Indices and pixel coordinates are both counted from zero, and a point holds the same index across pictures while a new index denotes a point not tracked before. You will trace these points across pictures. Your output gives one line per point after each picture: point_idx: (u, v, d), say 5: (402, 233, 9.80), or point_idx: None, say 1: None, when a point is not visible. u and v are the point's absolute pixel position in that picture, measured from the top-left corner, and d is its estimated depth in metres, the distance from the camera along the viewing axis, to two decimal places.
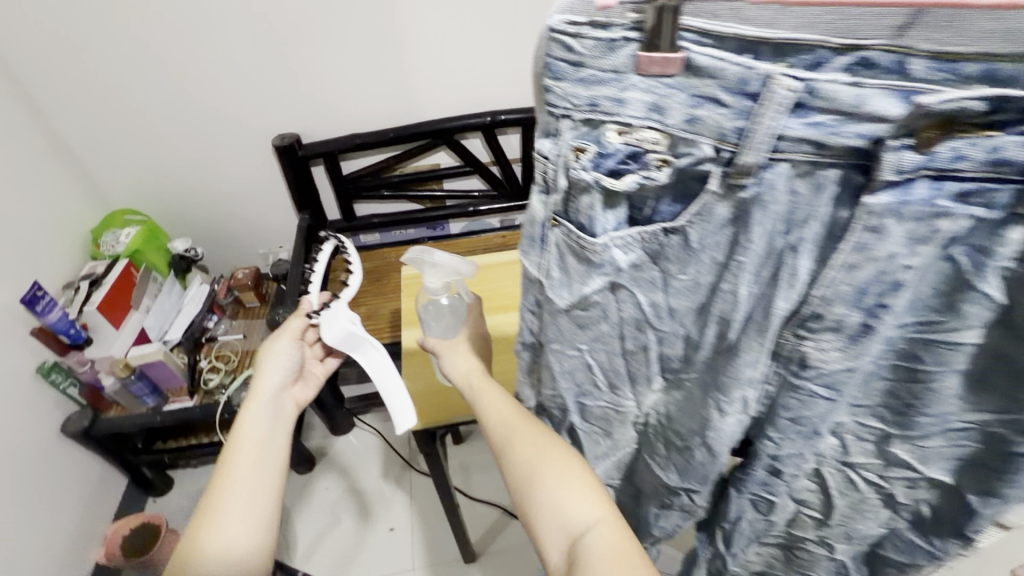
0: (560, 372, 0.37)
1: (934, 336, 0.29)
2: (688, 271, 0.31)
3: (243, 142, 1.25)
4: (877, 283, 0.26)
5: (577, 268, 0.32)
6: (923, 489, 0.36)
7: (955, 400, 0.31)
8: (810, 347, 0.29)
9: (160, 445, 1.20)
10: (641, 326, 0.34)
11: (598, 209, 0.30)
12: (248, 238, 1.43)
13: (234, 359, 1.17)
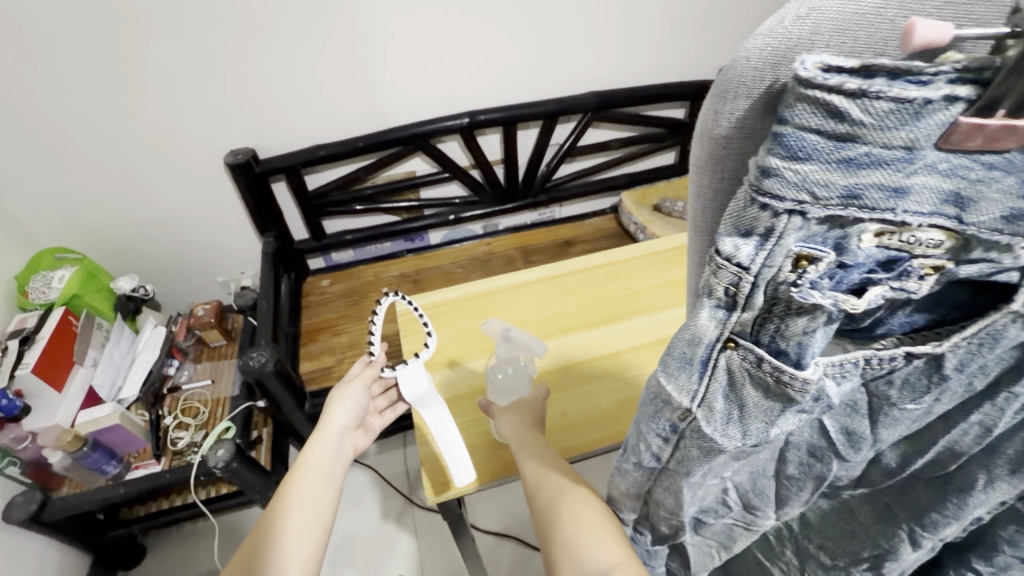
0: (686, 501, 0.30)
1: None
2: (926, 402, 0.23)
3: (191, 156, 1.09)
4: None
5: (762, 406, 0.22)
6: None
7: None
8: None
9: (127, 514, 1.06)
10: (819, 454, 0.27)
11: (818, 328, 0.19)
12: (203, 265, 1.29)
13: (204, 412, 1.04)
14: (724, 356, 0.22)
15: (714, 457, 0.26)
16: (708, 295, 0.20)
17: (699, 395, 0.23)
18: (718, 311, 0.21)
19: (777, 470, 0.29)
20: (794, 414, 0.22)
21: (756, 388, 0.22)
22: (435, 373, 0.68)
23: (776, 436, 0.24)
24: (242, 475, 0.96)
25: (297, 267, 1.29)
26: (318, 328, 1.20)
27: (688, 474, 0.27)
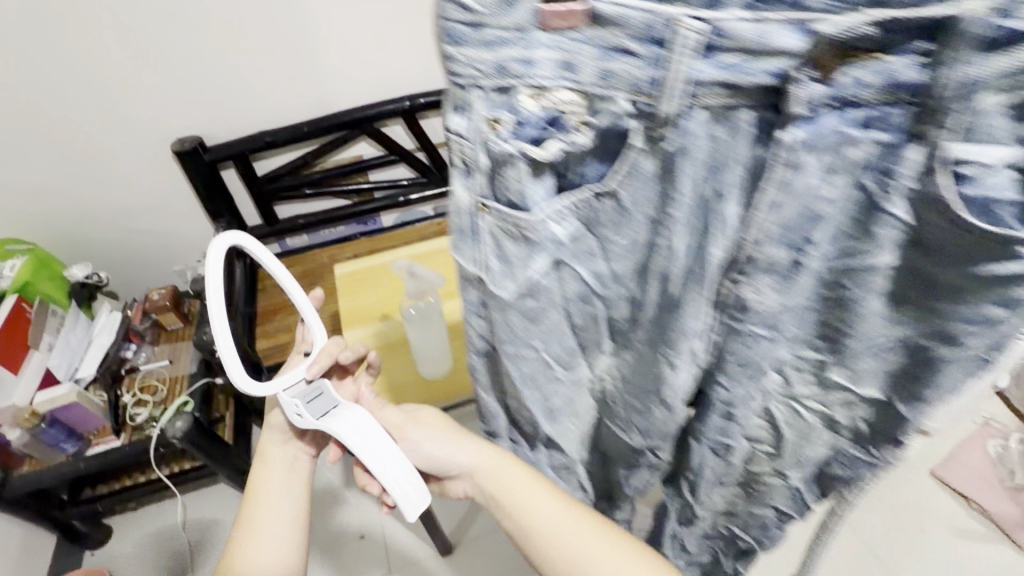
0: (518, 379, 0.35)
1: (849, 263, 0.27)
2: (625, 231, 0.30)
3: (137, 146, 1.13)
4: (799, 220, 0.26)
5: (514, 252, 0.29)
6: (858, 406, 0.34)
7: (878, 318, 0.29)
8: (745, 290, 0.30)
9: (88, 493, 1.10)
10: (588, 299, 0.33)
11: (527, 179, 0.27)
12: (159, 256, 1.30)
13: (162, 389, 1.08)
14: (482, 218, 0.29)
15: (510, 314, 0.32)
16: (463, 171, 0.28)
17: (478, 260, 0.30)
18: (469, 183, 0.28)
19: (575, 331, 0.34)
20: (537, 255, 0.29)
21: (506, 239, 0.28)
22: (363, 327, 0.75)
23: (538, 285, 0.30)
24: (200, 446, 1.01)
25: None
26: (275, 308, 1.25)
27: (502, 338, 0.33)
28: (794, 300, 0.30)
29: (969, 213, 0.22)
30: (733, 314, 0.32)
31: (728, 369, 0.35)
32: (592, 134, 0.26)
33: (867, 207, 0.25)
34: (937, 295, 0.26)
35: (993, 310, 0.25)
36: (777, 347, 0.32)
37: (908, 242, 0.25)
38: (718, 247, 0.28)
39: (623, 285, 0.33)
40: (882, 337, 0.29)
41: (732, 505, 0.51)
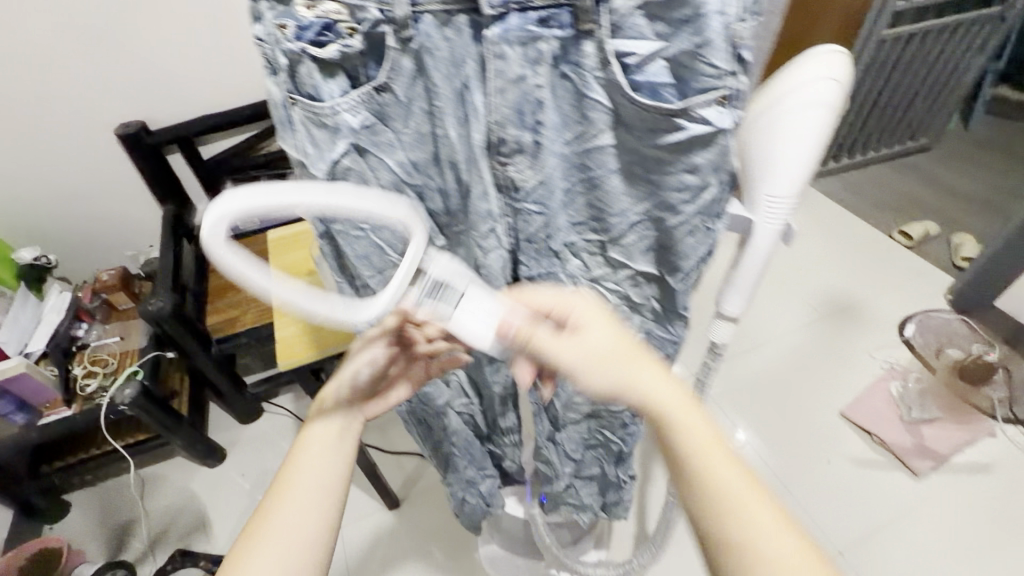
0: (352, 248, 0.48)
1: (586, 146, 0.41)
2: (410, 122, 0.41)
3: (81, 132, 1.16)
4: (527, 104, 0.38)
5: (321, 137, 0.40)
6: (643, 283, 0.51)
7: (622, 195, 0.44)
8: (509, 170, 0.41)
9: (46, 467, 1.13)
10: (399, 184, 0.44)
11: (319, 77, 0.37)
12: (110, 240, 1.34)
13: (113, 362, 1.12)
14: (293, 109, 0.39)
15: (335, 192, 0.43)
16: (273, 71, 0.39)
17: (298, 145, 0.41)
18: (277, 80, 0.39)
19: (402, 212, 0.46)
20: (337, 139, 0.40)
21: (313, 126, 0.39)
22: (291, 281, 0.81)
23: (346, 165, 0.41)
24: (151, 414, 1.06)
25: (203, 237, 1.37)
26: (225, 287, 1.29)
27: (330, 211, 0.45)
28: (550, 176, 0.42)
29: (645, 95, 0.36)
30: (512, 195, 0.44)
31: (524, 246, 0.48)
32: (360, 39, 0.36)
33: (577, 93, 0.38)
34: (640, 166, 0.41)
35: (688, 177, 0.41)
36: (556, 222, 0.46)
37: (613, 122, 0.39)
38: (478, 133, 0.40)
39: (423, 171, 0.44)
40: (630, 210, 0.44)
41: (596, 407, 0.66)
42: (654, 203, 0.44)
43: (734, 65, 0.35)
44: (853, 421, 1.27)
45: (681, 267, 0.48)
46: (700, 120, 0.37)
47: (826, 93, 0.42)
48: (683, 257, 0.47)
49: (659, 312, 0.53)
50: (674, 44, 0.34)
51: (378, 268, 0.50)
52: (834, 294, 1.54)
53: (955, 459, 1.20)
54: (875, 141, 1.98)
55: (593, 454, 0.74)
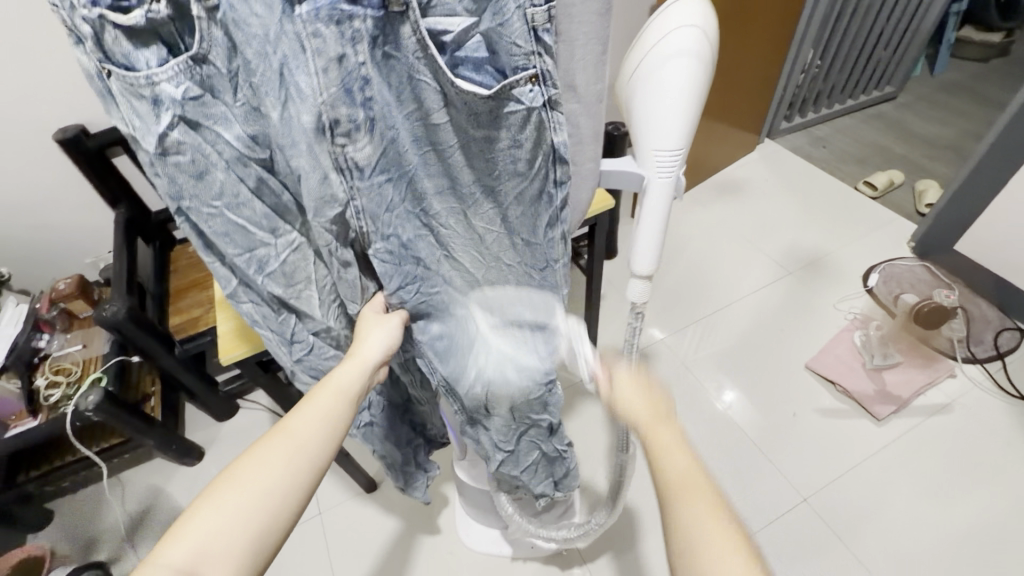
0: (213, 230, 0.47)
1: (424, 122, 0.45)
2: (239, 94, 0.41)
3: (18, 139, 1.13)
4: (352, 82, 0.38)
5: (143, 109, 0.39)
6: (504, 241, 0.56)
7: (467, 164, 0.49)
8: (349, 150, 0.41)
9: (22, 477, 1.13)
10: (242, 160, 0.44)
11: (130, 45, 0.37)
12: (64, 248, 1.32)
13: (76, 370, 1.13)
14: (110, 81, 0.38)
15: (165, 167, 0.42)
16: (78, 40, 0.37)
17: (125, 120, 0.40)
18: (86, 49, 0.37)
19: (254, 189, 0.46)
20: (160, 112, 0.39)
21: (132, 97, 0.38)
22: None
23: (177, 139, 0.41)
24: (121, 419, 1.06)
25: (162, 237, 1.35)
26: (187, 286, 1.29)
27: (177, 195, 0.44)
28: (394, 144, 0.44)
29: (469, 69, 0.41)
30: (357, 176, 0.43)
31: (381, 221, 0.47)
32: (167, 5, 0.36)
33: (406, 73, 0.41)
34: (476, 141, 0.46)
35: (514, 146, 0.46)
36: (421, 188, 0.50)
37: (443, 101, 0.43)
38: (308, 115, 0.38)
39: (263, 148, 0.44)
40: (474, 179, 0.50)
41: (513, 393, 0.67)
42: (495, 169, 0.49)
43: (536, 46, 0.38)
44: (817, 372, 1.29)
45: (537, 223, 0.53)
46: (516, 98, 0.41)
47: (688, 41, 0.41)
48: (535, 216, 0.52)
49: (529, 270, 0.59)
50: (483, 21, 0.38)
51: (245, 245, 0.49)
52: (798, 249, 1.55)
53: (916, 402, 1.23)
54: (839, 94, 1.96)
55: (525, 439, 0.75)
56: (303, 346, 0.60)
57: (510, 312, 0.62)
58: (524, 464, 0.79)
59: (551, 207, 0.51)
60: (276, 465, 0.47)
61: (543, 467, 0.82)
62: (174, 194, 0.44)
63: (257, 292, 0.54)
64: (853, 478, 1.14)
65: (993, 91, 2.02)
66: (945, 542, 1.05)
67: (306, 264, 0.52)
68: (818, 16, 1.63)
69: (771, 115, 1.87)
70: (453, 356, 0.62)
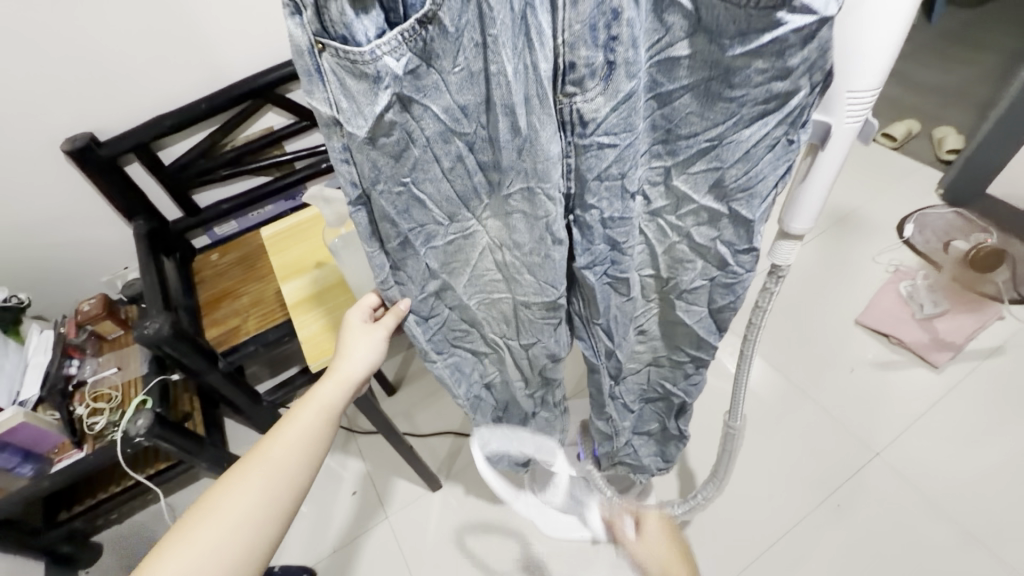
0: (395, 213, 0.39)
1: (659, 57, 0.33)
2: (460, 59, 0.31)
3: (24, 156, 1.04)
4: (601, 15, 0.29)
5: (359, 91, 0.30)
6: (723, 225, 0.42)
7: (695, 113, 0.35)
8: (577, 101, 0.33)
9: (65, 513, 1.07)
10: (447, 137, 0.35)
11: (352, 13, 0.27)
12: (83, 268, 1.24)
13: (117, 395, 1.05)
14: (323, 58, 0.29)
15: (371, 152, 0.35)
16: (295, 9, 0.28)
17: (330, 101, 0.31)
18: (302, 21, 0.28)
19: (445, 171, 0.38)
20: (380, 92, 0.30)
21: (349, 78, 0.30)
22: (300, 278, 0.76)
23: (391, 120, 0.33)
24: (173, 439, 1.01)
25: (181, 248, 1.29)
26: (218, 296, 1.23)
27: (373, 180, 0.36)
28: (630, 100, 0.33)
29: None
30: (578, 130, 0.35)
31: (591, 189, 0.39)
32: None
33: None
34: (722, 78, 0.32)
35: (776, 84, 0.32)
36: (637, 152, 0.38)
37: (691, 30, 0.31)
38: (545, 63, 0.30)
39: (471, 123, 0.35)
40: (700, 133, 0.36)
41: (657, 355, 0.63)
42: (730, 120, 0.34)
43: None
44: (868, 327, 1.29)
45: (758, 193, 0.39)
46: (802, 9, 0.28)
47: None
48: (758, 183, 0.38)
49: (727, 254, 0.44)
50: None
51: (421, 222, 0.41)
52: (829, 206, 1.55)
53: (969, 346, 1.23)
54: None
55: (650, 406, 0.73)
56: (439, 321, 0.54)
57: (687, 307, 0.52)
58: (641, 431, 0.77)
59: (776, 173, 0.38)
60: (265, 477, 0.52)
61: (659, 447, 0.80)
62: (374, 177, 0.36)
63: (408, 275, 0.46)
64: (919, 427, 1.14)
65: (991, 35, 2.03)
66: (1015, 477, 1.06)
67: (481, 252, 0.47)
68: None
69: None
70: (621, 331, 0.54)
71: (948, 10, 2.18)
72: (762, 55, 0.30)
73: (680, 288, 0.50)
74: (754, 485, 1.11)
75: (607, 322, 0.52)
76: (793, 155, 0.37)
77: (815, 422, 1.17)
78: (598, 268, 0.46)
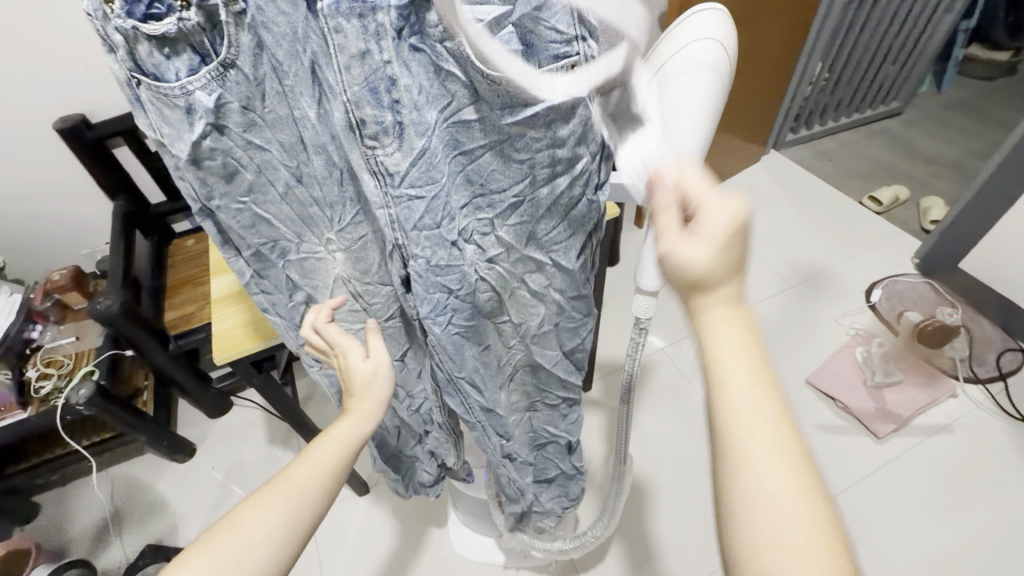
0: (241, 227, 0.45)
1: (453, 118, 0.37)
2: (267, 101, 0.37)
3: (15, 130, 1.10)
4: (378, 79, 0.34)
5: (176, 119, 0.36)
6: (548, 272, 0.51)
7: (498, 171, 0.42)
8: (378, 154, 0.37)
9: (13, 468, 1.12)
10: (275, 164, 0.41)
11: (161, 56, 0.33)
12: (63, 238, 1.30)
13: (68, 362, 1.11)
14: (140, 90, 0.34)
15: (197, 170, 0.40)
16: (110, 49, 0.33)
17: (153, 126, 0.37)
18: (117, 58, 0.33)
19: (282, 195, 0.43)
20: (194, 121, 0.36)
21: (163, 106, 0.35)
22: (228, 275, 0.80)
23: (210, 146, 0.38)
24: (111, 413, 1.05)
25: (160, 230, 1.34)
26: (183, 281, 1.28)
27: (208, 196, 0.42)
28: (423, 150, 0.39)
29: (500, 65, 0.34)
30: (389, 183, 0.39)
31: (412, 238, 0.43)
32: (196, 11, 0.31)
33: (434, 64, 0.35)
34: (507, 143, 0.40)
35: (556, 151, 0.41)
36: (451, 203, 0.42)
37: (473, 98, 0.37)
38: (339, 113, 0.36)
39: (296, 156, 0.41)
40: (506, 189, 0.43)
41: (530, 401, 0.68)
42: (527, 179, 0.43)
43: (579, 29, 0.33)
44: (818, 389, 1.28)
45: (571, 247, 0.50)
46: (554, 89, 0.36)
47: (706, 54, 0.44)
48: (569, 238, 0.49)
49: (561, 299, 0.54)
50: (517, 7, 0.31)
51: (270, 238, 0.47)
52: (802, 262, 1.55)
53: (916, 421, 1.22)
54: (858, 104, 1.97)
55: (545, 453, 0.76)
56: None
57: (538, 347, 0.59)
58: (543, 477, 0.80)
59: (585, 213, 0.47)
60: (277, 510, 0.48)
61: (557, 488, 0.84)
62: (208, 194, 0.42)
63: (273, 283, 0.51)
64: (852, 496, 1.12)
65: (996, 110, 2.02)
66: (945, 562, 1.03)
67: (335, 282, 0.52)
68: (827, 31, 1.63)
69: (777, 127, 1.87)
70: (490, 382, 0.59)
71: (957, 82, 2.17)
72: (532, 124, 0.38)
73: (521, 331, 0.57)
74: (678, 541, 1.08)
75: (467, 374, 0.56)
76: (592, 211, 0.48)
77: None
78: (435, 313, 0.48)
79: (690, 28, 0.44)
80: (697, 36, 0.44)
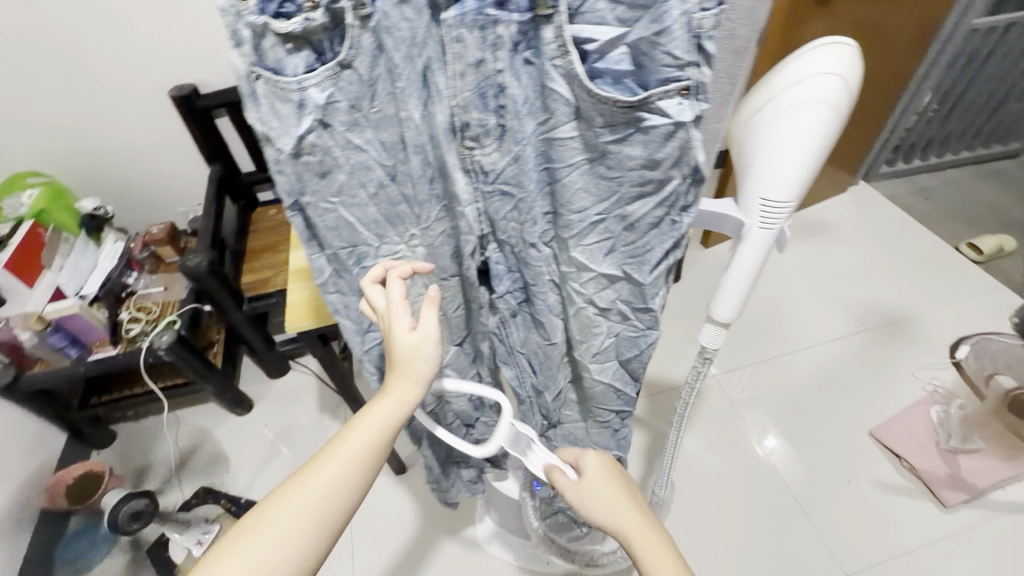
0: (326, 227, 0.52)
1: (550, 134, 0.45)
2: (377, 101, 0.44)
3: (138, 94, 1.21)
4: (488, 86, 0.44)
5: (285, 112, 0.43)
6: (611, 286, 0.56)
7: (582, 193, 0.48)
8: (477, 152, 0.48)
9: (95, 399, 1.25)
10: (371, 164, 0.48)
11: (285, 52, 0.40)
12: (164, 195, 1.41)
13: (155, 310, 1.21)
14: (258, 84, 0.42)
15: (296, 162, 0.47)
16: (236, 43, 0.40)
17: (262, 120, 0.44)
18: (241, 54, 0.41)
19: (370, 196, 0.50)
20: (303, 115, 0.43)
21: (276, 99, 0.42)
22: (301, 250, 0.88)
23: (312, 142, 0.45)
24: (187, 361, 1.13)
25: (247, 198, 1.42)
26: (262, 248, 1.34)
27: (299, 191, 0.49)
28: (514, 158, 0.48)
29: (609, 82, 0.41)
30: (481, 178, 0.50)
31: (499, 227, 0.55)
32: (323, 13, 0.39)
33: (540, 78, 0.43)
34: (601, 160, 0.46)
35: (647, 172, 0.45)
36: (535, 209, 0.52)
37: (574, 115, 0.43)
38: (443, 114, 0.45)
39: (392, 156, 0.48)
40: (590, 208, 0.49)
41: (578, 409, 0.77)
42: (615, 197, 0.48)
43: (695, 56, 0.38)
44: (883, 444, 1.19)
45: (647, 261, 0.53)
46: (660, 111, 0.41)
47: (823, 90, 0.41)
48: (646, 253, 0.53)
49: (627, 312, 0.59)
50: (634, 30, 0.37)
51: (348, 242, 0.54)
52: (882, 305, 1.44)
53: (992, 496, 1.11)
54: (971, 140, 1.80)
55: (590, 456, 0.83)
56: (375, 337, 0.64)
57: (597, 360, 0.64)
58: None
59: (673, 233, 0.51)
60: (312, 495, 0.48)
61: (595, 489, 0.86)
62: (298, 190, 0.49)
63: (344, 284, 0.58)
64: (905, 563, 1.04)
65: None
66: None
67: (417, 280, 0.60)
68: (945, 59, 1.50)
69: (872, 157, 1.74)
70: (546, 370, 0.70)
71: None
72: (632, 142, 0.43)
73: (589, 349, 0.63)
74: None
75: (525, 352, 0.69)
76: (675, 232, 0.51)
77: (792, 527, 1.10)
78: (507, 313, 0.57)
79: (810, 63, 0.42)
80: (816, 70, 0.41)
